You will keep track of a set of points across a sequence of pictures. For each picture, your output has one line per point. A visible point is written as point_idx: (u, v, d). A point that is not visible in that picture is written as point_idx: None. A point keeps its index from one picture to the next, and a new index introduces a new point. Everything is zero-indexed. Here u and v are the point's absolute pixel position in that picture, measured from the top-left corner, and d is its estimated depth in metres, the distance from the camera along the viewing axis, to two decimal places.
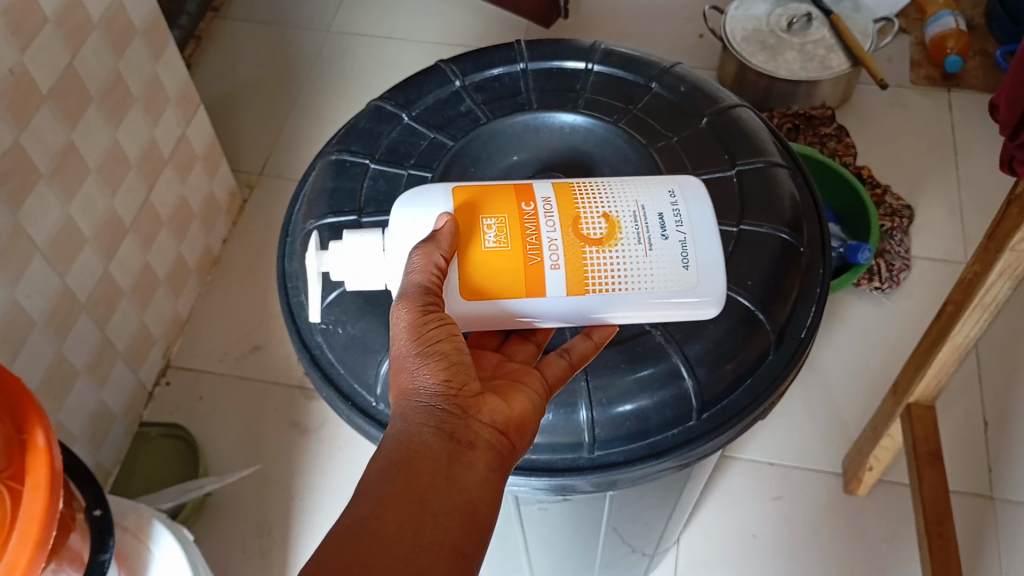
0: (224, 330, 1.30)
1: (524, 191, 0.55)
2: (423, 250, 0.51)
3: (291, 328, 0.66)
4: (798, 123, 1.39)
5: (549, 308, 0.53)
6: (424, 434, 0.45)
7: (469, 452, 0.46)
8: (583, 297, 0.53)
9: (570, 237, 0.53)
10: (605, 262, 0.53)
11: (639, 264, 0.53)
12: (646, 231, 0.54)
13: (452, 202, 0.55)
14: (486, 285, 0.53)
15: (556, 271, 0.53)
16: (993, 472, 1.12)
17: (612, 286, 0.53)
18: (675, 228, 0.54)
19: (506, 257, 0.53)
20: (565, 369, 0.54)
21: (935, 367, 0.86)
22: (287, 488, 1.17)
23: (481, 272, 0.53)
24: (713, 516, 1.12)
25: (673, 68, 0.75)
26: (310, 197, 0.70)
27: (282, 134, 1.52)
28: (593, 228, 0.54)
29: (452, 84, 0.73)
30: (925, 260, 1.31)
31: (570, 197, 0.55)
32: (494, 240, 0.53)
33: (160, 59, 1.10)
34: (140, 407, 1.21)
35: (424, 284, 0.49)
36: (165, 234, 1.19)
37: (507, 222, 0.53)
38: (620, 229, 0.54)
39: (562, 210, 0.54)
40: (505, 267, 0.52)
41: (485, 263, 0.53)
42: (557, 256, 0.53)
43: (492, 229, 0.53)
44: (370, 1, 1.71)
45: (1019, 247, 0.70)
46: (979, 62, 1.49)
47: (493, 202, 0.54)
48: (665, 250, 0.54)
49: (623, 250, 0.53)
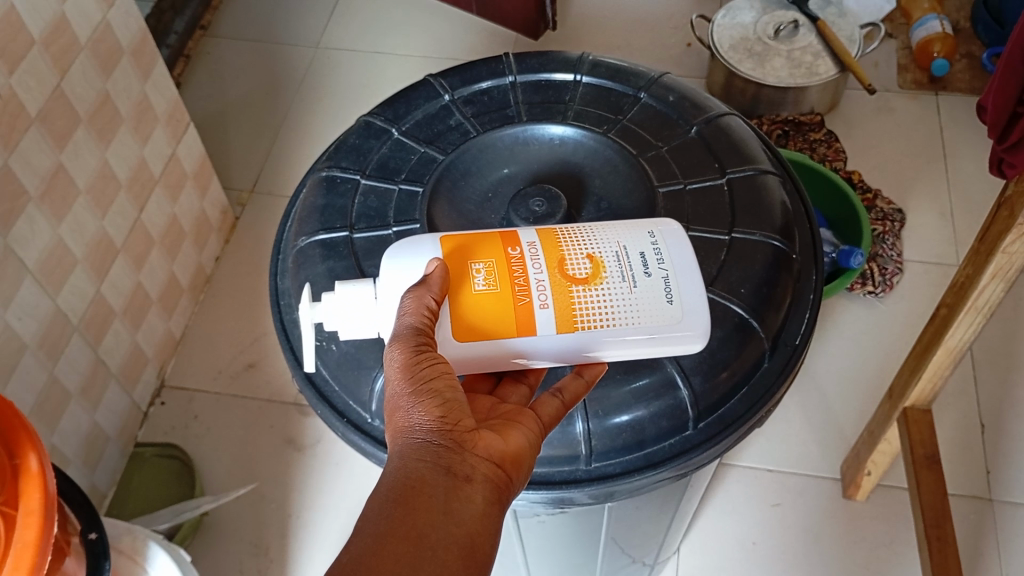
0: (217, 348, 1.30)
1: (510, 237, 0.55)
2: (415, 293, 0.51)
3: (285, 346, 0.66)
4: (787, 129, 1.39)
5: (540, 347, 0.53)
6: (421, 470, 0.45)
7: (467, 486, 0.45)
8: (572, 334, 0.53)
9: (556, 277, 0.53)
10: (592, 300, 0.53)
11: (625, 301, 0.53)
12: (629, 269, 0.54)
13: (440, 250, 0.55)
14: (476, 326, 0.52)
15: (545, 311, 0.53)
16: (991, 474, 1.12)
17: (600, 324, 0.53)
18: (657, 266, 0.55)
19: (495, 299, 0.53)
20: (559, 408, 0.53)
21: (930, 370, 0.86)
22: (284, 506, 1.16)
23: (471, 314, 0.52)
24: (712, 524, 1.12)
25: (661, 78, 0.75)
26: (300, 215, 0.70)
27: (272, 151, 1.52)
28: (578, 268, 0.54)
29: (440, 98, 0.73)
30: (917, 262, 1.31)
31: (556, 242, 0.55)
32: (484, 283, 0.53)
33: (149, 79, 1.10)
34: (135, 427, 1.21)
35: (416, 326, 0.50)
36: (156, 253, 1.19)
37: (495, 266, 0.54)
38: (604, 268, 0.54)
39: (547, 253, 0.54)
40: (495, 308, 0.52)
41: (474, 306, 0.52)
42: (545, 296, 0.53)
43: (481, 274, 0.53)
44: (357, 15, 1.71)
45: (1010, 249, 0.70)
46: (965, 64, 1.50)
47: (481, 248, 0.55)
48: (650, 288, 0.54)
49: (608, 288, 0.53)
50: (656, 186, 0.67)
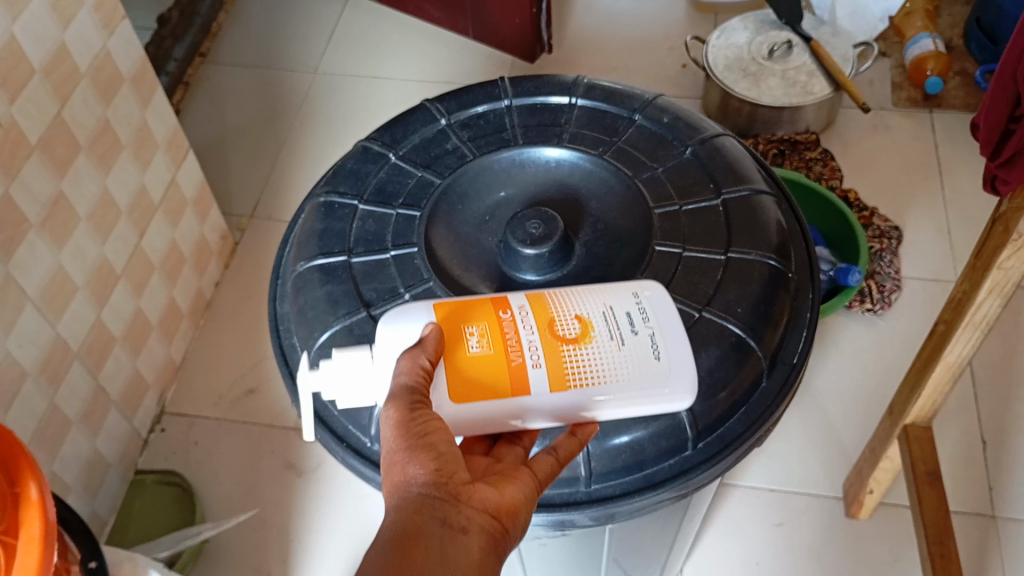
0: (217, 373, 1.30)
1: (500, 301, 0.56)
2: (409, 355, 0.51)
3: (285, 371, 0.67)
4: (783, 148, 1.41)
5: (533, 409, 0.53)
6: (417, 520, 0.44)
7: (463, 535, 0.45)
8: (566, 392, 0.53)
9: (547, 338, 0.54)
10: (582, 358, 0.53)
11: (614, 359, 0.53)
12: (616, 328, 0.55)
13: (435, 316, 0.55)
14: (472, 387, 0.52)
15: (538, 369, 0.53)
16: (994, 490, 1.11)
17: (594, 382, 0.53)
18: (642, 323, 0.55)
19: (489, 361, 0.53)
20: (552, 465, 0.52)
21: (930, 386, 0.86)
22: (284, 531, 1.15)
23: (468, 375, 0.53)
24: (716, 543, 1.11)
25: (655, 100, 0.75)
26: (299, 240, 0.71)
27: (271, 176, 1.52)
28: (567, 328, 0.54)
29: (437, 122, 0.74)
30: (916, 279, 1.31)
31: (547, 304, 0.56)
32: (478, 345, 0.53)
33: (149, 106, 1.11)
34: (134, 454, 1.20)
35: (411, 386, 0.50)
36: (156, 278, 1.19)
37: (488, 329, 0.54)
38: (593, 327, 0.54)
39: (537, 315, 0.55)
40: (490, 370, 0.53)
41: (469, 368, 0.53)
42: (537, 355, 0.53)
43: (475, 336, 0.54)
44: (356, 41, 1.73)
45: (1006, 265, 0.70)
46: (959, 81, 1.51)
47: (472, 313, 0.55)
48: (635, 347, 0.54)
49: (597, 347, 0.54)
50: (652, 208, 0.67)
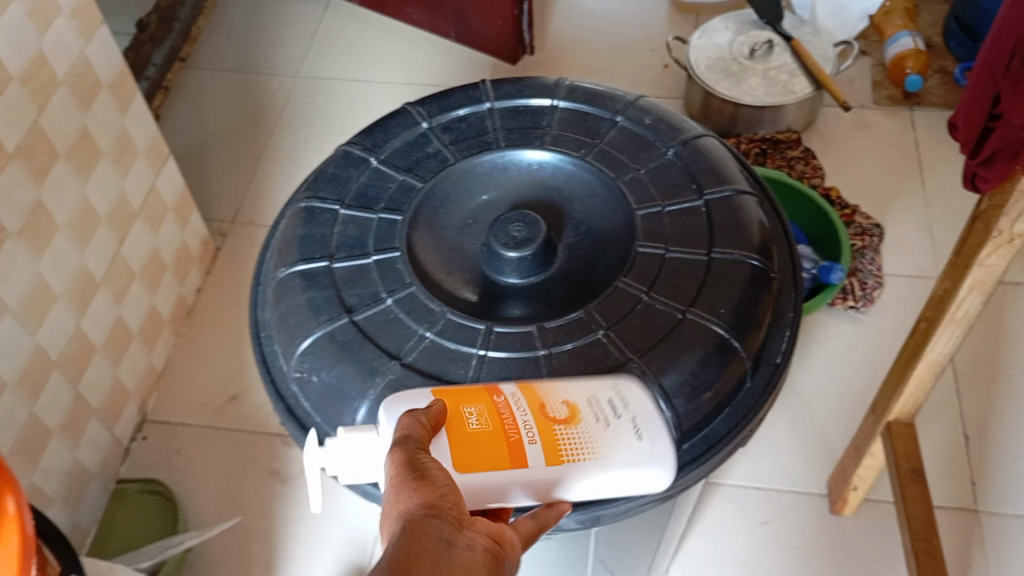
0: (200, 380, 1.29)
1: (491, 386, 0.55)
2: (406, 416, 0.51)
3: (266, 378, 0.66)
4: (765, 147, 1.41)
5: (522, 487, 0.52)
6: (425, 532, 0.42)
7: (467, 554, 0.43)
8: (558, 470, 0.52)
9: (540, 419, 0.53)
10: (575, 438, 0.53)
11: (605, 439, 0.53)
12: (605, 410, 0.55)
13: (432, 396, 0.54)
14: (470, 460, 0.51)
15: (533, 447, 0.52)
16: (977, 485, 1.12)
17: (585, 463, 0.53)
18: (630, 405, 0.55)
19: (488, 438, 0.52)
20: (533, 528, 0.50)
21: (913, 383, 0.87)
22: (269, 538, 1.15)
23: (466, 450, 0.51)
24: (702, 542, 1.12)
25: (637, 101, 0.75)
26: (280, 246, 0.70)
27: (252, 181, 1.52)
28: (559, 410, 0.54)
29: (419, 126, 0.74)
30: (898, 276, 1.32)
31: (536, 389, 0.55)
32: (477, 423, 0.52)
33: (128, 112, 1.10)
34: (116, 463, 1.19)
35: (410, 434, 0.49)
36: (137, 286, 1.18)
37: (485, 409, 0.53)
38: (583, 411, 0.54)
39: (530, 399, 0.54)
40: (487, 447, 0.52)
41: (468, 444, 0.51)
42: (532, 433, 0.53)
43: (473, 415, 0.53)
44: (337, 44, 1.72)
45: (988, 262, 0.71)
46: (939, 79, 1.52)
47: (466, 395, 0.54)
48: (622, 431, 0.54)
49: (589, 428, 0.53)
50: (634, 209, 0.67)
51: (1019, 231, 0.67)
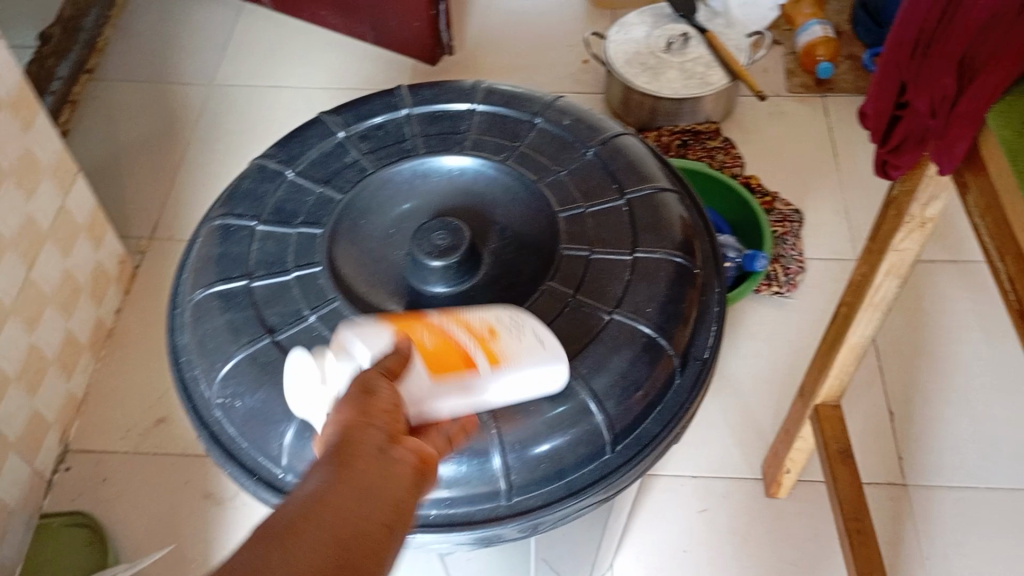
0: (124, 403, 1.25)
1: (414, 317, 0.58)
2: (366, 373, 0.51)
3: (188, 405, 0.64)
4: (686, 139, 1.42)
5: (470, 398, 0.55)
6: (360, 437, 0.44)
7: (396, 467, 0.44)
8: (497, 379, 0.55)
9: (468, 338, 0.56)
10: (503, 348, 0.56)
11: (525, 348, 0.57)
12: (517, 325, 0.58)
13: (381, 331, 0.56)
14: (432, 378, 0.54)
15: (474, 363, 0.55)
16: (904, 460, 1.15)
17: (513, 367, 0.56)
18: (530, 320, 0.59)
19: (438, 360, 0.55)
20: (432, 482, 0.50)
21: (837, 366, 0.89)
22: (205, 562, 1.12)
23: (425, 370, 0.54)
24: (644, 535, 1.13)
25: (555, 102, 0.75)
26: (195, 267, 0.68)
27: (169, 194, 1.47)
28: (479, 329, 0.57)
29: (335, 136, 0.72)
30: (819, 260, 1.35)
31: (460, 317, 0.58)
32: (425, 349, 0.55)
33: (31, 131, 1.06)
34: (38, 497, 1.15)
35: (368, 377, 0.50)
36: (51, 311, 1.14)
37: (427, 337, 0.56)
38: (500, 328, 0.58)
39: (455, 324, 0.57)
40: (439, 366, 0.54)
41: (427, 366, 0.54)
42: (470, 352, 0.56)
43: (419, 345, 0.55)
44: (251, 50, 1.68)
45: (901, 247, 0.72)
46: (848, 65, 1.56)
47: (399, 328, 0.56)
48: (533, 339, 0.58)
49: (509, 339, 0.57)
50: (557, 212, 0.67)
51: (929, 215, 0.69)
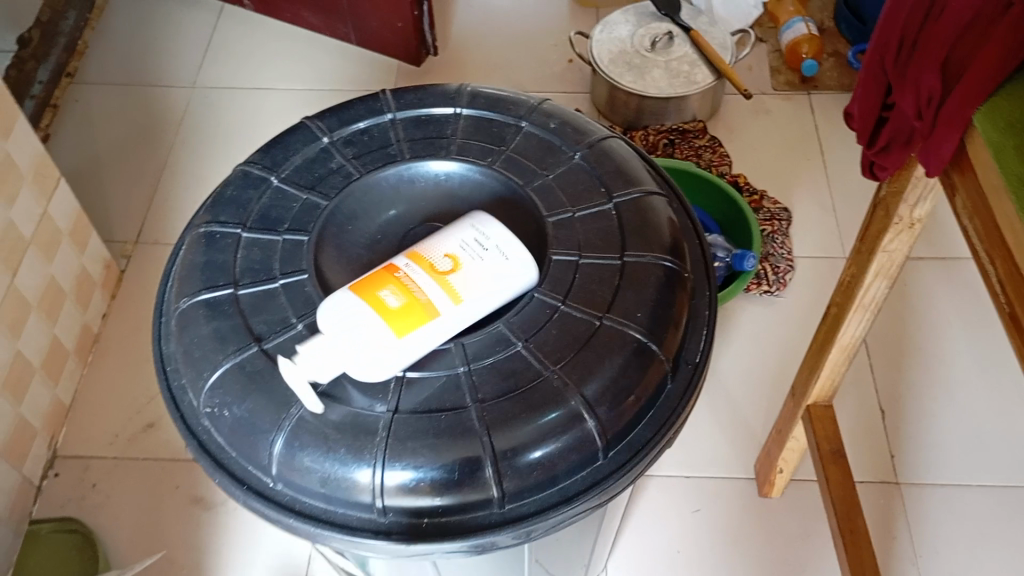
0: (111, 410, 1.23)
1: (385, 267, 0.60)
2: None
3: (175, 415, 0.63)
4: (672, 138, 1.42)
5: (445, 328, 0.58)
6: None
7: None
8: (466, 304, 0.59)
9: (431, 275, 0.59)
10: (465, 277, 0.59)
11: (484, 270, 0.60)
12: (475, 251, 0.61)
13: (355, 291, 0.58)
14: (405, 324, 0.57)
15: (440, 297, 0.58)
16: (895, 457, 1.16)
17: (477, 289, 0.59)
18: (486, 242, 0.61)
19: (409, 307, 0.57)
20: None
21: (828, 366, 0.89)
22: (196, 570, 1.11)
23: (399, 321, 0.56)
24: (637, 534, 1.12)
25: (541, 105, 0.74)
26: (180, 275, 0.67)
27: (153, 198, 1.46)
28: (440, 264, 0.60)
29: (319, 141, 0.71)
30: (807, 258, 1.35)
31: (419, 252, 0.61)
32: (395, 299, 0.57)
33: (9, 137, 1.04)
34: (28, 504, 1.14)
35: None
36: (35, 318, 1.12)
37: (395, 286, 0.58)
38: (460, 259, 0.60)
39: (419, 265, 0.59)
40: (410, 312, 0.57)
41: (398, 317, 0.57)
42: (434, 289, 0.58)
43: (389, 295, 0.57)
44: (233, 52, 1.67)
45: (890, 248, 0.72)
46: (833, 62, 1.56)
47: (370, 283, 0.58)
48: (491, 259, 0.60)
49: (470, 268, 0.60)
50: (545, 216, 0.66)
51: (918, 215, 0.69)
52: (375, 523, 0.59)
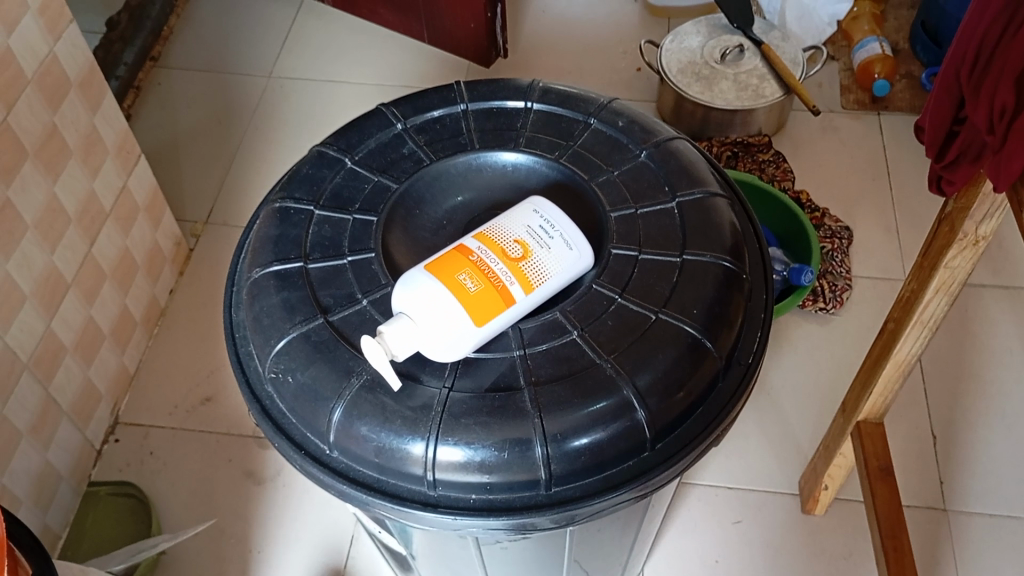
0: (173, 380, 1.28)
1: (457, 249, 0.61)
2: None
3: (241, 379, 0.66)
4: (736, 151, 1.42)
5: (515, 316, 0.61)
6: None
7: None
8: (536, 293, 0.61)
9: (505, 262, 0.61)
10: (536, 267, 0.61)
11: (553, 260, 0.62)
12: (544, 239, 0.62)
13: (432, 273, 0.59)
14: (483, 311, 0.59)
15: (514, 285, 0.60)
16: (945, 484, 1.14)
17: (546, 280, 0.61)
18: (552, 230, 0.63)
19: (486, 294, 0.59)
20: None
21: (881, 383, 0.88)
22: (243, 541, 1.14)
23: (477, 307, 0.58)
24: (677, 541, 1.13)
25: (610, 104, 0.76)
26: (253, 246, 0.70)
27: (225, 181, 1.51)
28: (512, 251, 0.61)
29: (393, 127, 0.74)
30: (866, 278, 1.34)
31: (488, 234, 0.62)
32: (473, 284, 0.59)
33: (97, 111, 1.09)
34: (88, 465, 1.18)
35: None
36: (108, 286, 1.17)
37: (472, 271, 0.59)
38: (531, 246, 0.62)
39: (491, 249, 0.61)
40: (487, 299, 0.59)
41: (476, 304, 0.58)
42: (509, 276, 0.60)
43: (467, 280, 0.59)
44: (310, 44, 1.72)
45: (952, 264, 0.72)
46: (905, 84, 1.55)
47: (447, 265, 0.60)
48: (558, 249, 0.62)
49: (541, 257, 0.62)
50: (608, 211, 0.67)
51: (984, 232, 0.68)
52: (424, 496, 0.61)
